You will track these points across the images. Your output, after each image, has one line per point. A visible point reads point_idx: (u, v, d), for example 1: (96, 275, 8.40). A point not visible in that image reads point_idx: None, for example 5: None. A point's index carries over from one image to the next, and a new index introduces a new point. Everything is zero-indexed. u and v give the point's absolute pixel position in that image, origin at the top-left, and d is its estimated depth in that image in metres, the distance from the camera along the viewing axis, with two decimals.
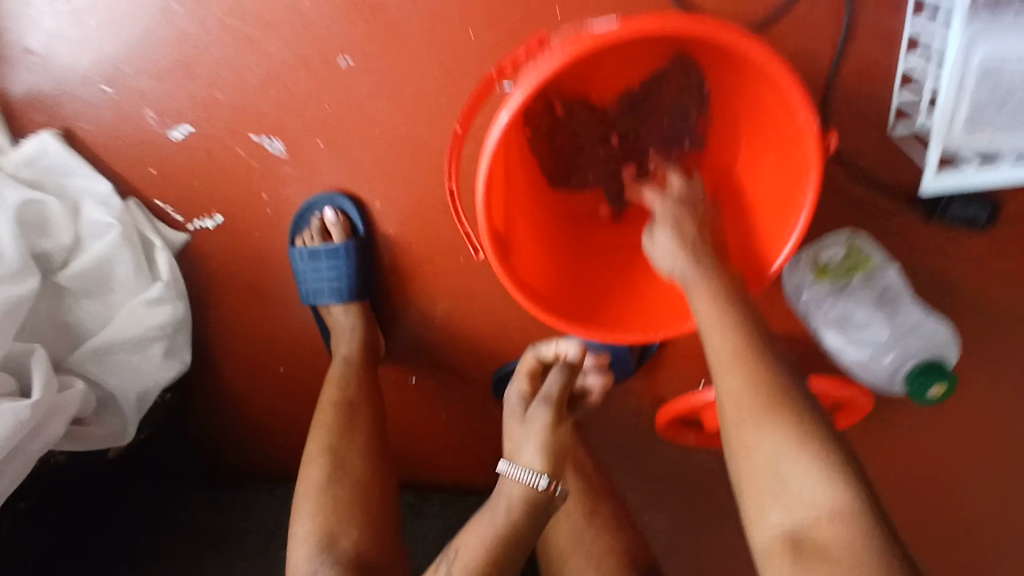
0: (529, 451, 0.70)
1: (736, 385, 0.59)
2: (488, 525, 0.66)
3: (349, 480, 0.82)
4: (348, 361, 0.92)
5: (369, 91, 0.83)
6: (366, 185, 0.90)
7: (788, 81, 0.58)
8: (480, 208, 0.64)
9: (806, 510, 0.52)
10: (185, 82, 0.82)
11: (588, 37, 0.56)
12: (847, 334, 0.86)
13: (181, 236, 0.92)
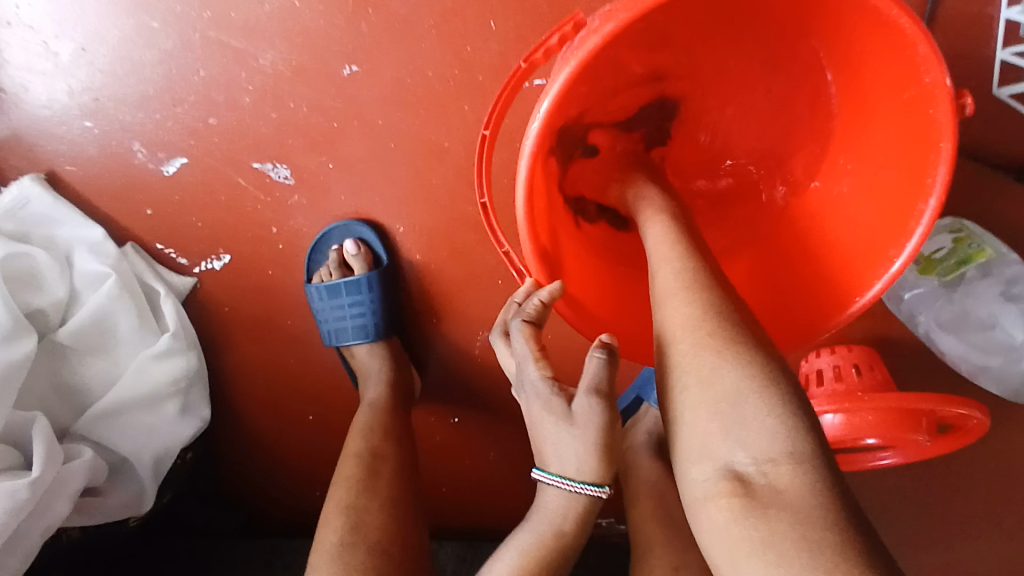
0: (576, 454, 0.54)
1: (685, 313, 0.49)
2: (524, 543, 0.57)
3: (367, 543, 0.61)
4: (375, 405, 0.77)
5: (376, 100, 0.73)
6: (384, 207, 0.79)
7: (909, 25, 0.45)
8: (521, 225, 0.52)
9: (760, 450, 0.41)
10: (173, 109, 0.74)
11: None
12: (967, 339, 0.73)
13: (187, 280, 0.83)
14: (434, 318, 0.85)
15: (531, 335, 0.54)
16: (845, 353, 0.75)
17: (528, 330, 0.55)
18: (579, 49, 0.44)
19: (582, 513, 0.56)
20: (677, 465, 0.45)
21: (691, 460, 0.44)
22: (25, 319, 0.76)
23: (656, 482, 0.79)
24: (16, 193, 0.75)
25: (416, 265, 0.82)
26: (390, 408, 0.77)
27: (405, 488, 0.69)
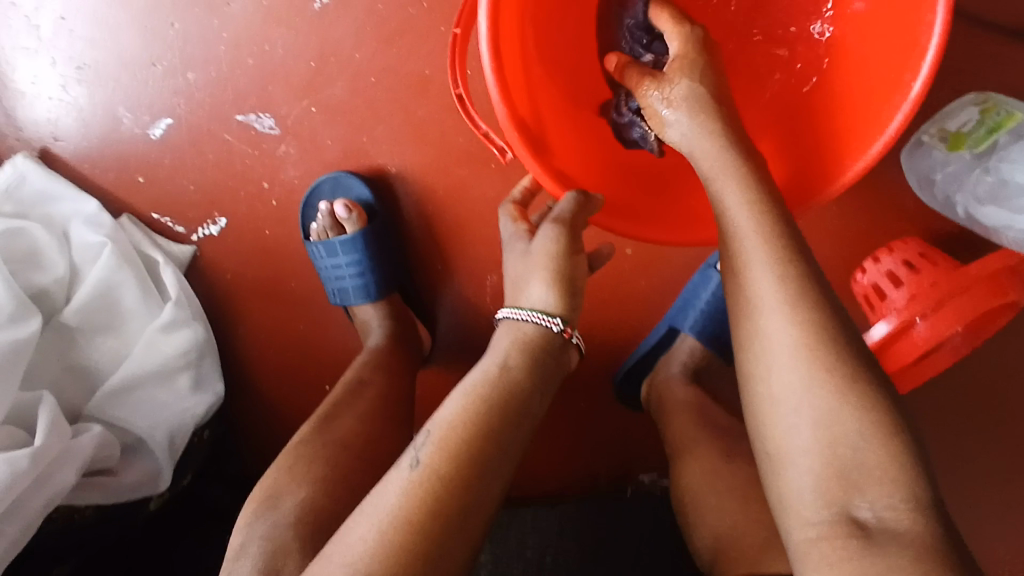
0: (536, 288, 0.59)
1: (778, 308, 0.45)
2: (468, 391, 0.54)
3: (324, 436, 0.63)
4: (373, 353, 0.75)
5: (350, 34, 0.72)
6: (373, 149, 0.76)
7: None
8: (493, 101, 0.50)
9: (877, 500, 0.40)
10: (154, 69, 0.74)
11: None
12: (1010, 205, 0.65)
13: (186, 248, 0.81)
14: (439, 266, 0.81)
15: (562, 224, 0.57)
16: (903, 249, 0.69)
17: (558, 219, 0.57)
18: None
19: (537, 355, 0.57)
20: (769, 478, 0.45)
21: (790, 486, 0.43)
22: (28, 300, 0.75)
23: (688, 398, 0.76)
24: (10, 169, 0.75)
25: (414, 207, 0.79)
26: (388, 355, 0.75)
27: (392, 412, 0.69)
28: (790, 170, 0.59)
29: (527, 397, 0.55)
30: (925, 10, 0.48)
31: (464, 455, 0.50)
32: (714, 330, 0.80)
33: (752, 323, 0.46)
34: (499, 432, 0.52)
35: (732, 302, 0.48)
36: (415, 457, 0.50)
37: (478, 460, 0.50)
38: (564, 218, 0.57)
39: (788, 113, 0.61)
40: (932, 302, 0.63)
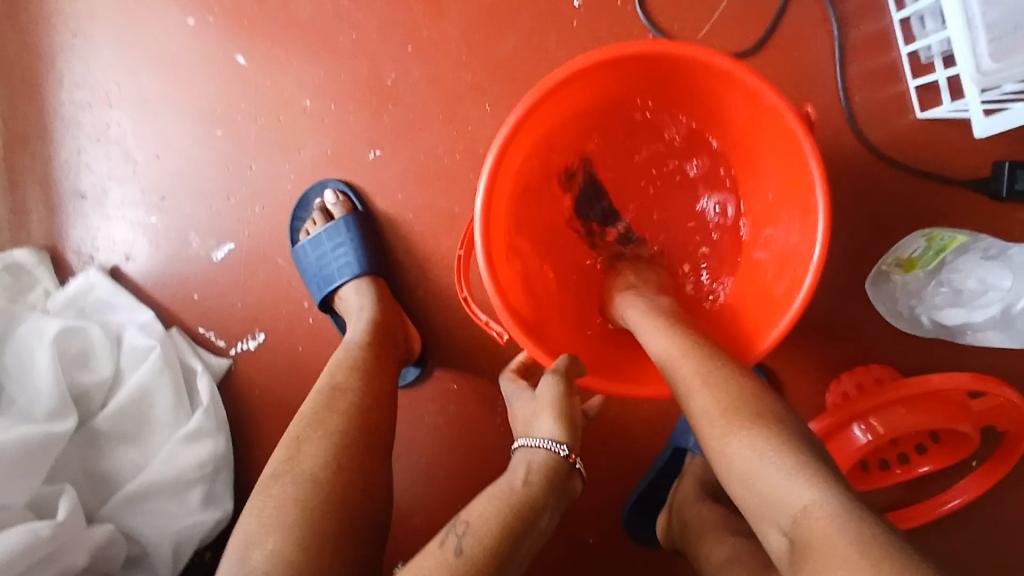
0: (542, 424, 0.62)
1: (680, 392, 0.54)
2: (496, 497, 0.56)
3: (294, 475, 0.57)
4: (352, 351, 0.70)
5: (397, 178, 0.85)
6: (406, 273, 0.87)
7: (736, 68, 0.59)
8: (487, 285, 0.60)
9: (796, 510, 0.43)
10: (224, 204, 0.87)
11: (540, 88, 0.60)
12: (966, 305, 0.78)
13: (224, 361, 0.88)
14: (456, 385, 0.86)
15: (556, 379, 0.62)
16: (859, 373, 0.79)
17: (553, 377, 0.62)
18: (496, 141, 0.60)
19: (551, 474, 0.59)
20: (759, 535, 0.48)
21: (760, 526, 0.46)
22: (69, 399, 0.79)
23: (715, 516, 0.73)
24: (83, 279, 0.85)
25: (437, 328, 0.87)
26: (371, 355, 0.70)
27: (367, 432, 0.62)
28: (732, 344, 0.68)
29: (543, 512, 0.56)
30: (808, 199, 0.61)
31: (497, 558, 0.51)
32: None
33: (680, 401, 0.54)
34: (518, 537, 0.53)
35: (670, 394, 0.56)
36: (455, 546, 0.51)
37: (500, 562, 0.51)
38: (560, 369, 0.62)
39: (736, 304, 0.72)
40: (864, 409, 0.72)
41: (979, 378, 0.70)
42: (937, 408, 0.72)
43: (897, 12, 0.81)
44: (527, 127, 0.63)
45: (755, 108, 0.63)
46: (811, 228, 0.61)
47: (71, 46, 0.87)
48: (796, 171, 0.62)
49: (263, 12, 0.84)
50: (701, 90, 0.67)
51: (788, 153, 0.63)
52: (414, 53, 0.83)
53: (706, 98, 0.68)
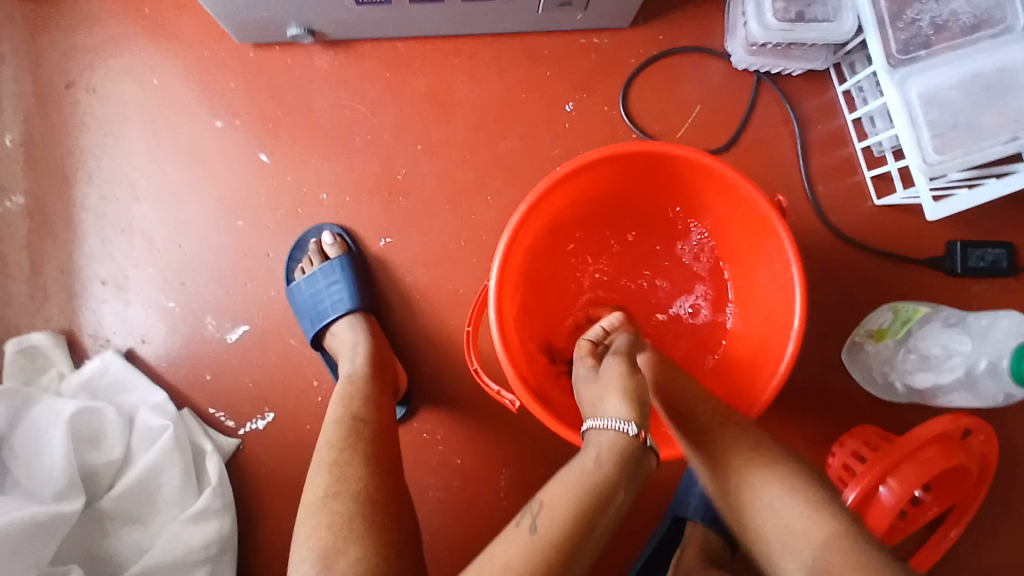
0: (608, 398, 0.56)
1: (695, 438, 0.63)
2: (576, 472, 0.51)
3: (350, 494, 0.58)
4: (357, 382, 0.73)
5: (406, 263, 0.92)
6: (413, 352, 0.92)
7: (718, 165, 0.67)
8: (501, 357, 0.65)
9: (818, 539, 0.52)
10: (240, 288, 0.91)
11: (546, 181, 0.67)
12: (936, 370, 0.83)
13: (232, 441, 0.90)
14: (459, 460, 0.90)
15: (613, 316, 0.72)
16: (862, 433, 0.84)
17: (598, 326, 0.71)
18: (507, 227, 0.67)
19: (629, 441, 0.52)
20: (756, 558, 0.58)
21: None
22: (78, 479, 0.80)
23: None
24: (98, 361, 0.88)
25: (441, 404, 0.91)
26: (376, 385, 0.74)
27: (392, 457, 0.65)
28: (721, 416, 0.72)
29: (621, 490, 0.50)
30: (786, 277, 0.68)
31: (571, 537, 0.46)
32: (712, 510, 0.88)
33: (733, 490, 0.59)
34: (597, 517, 0.48)
35: (713, 484, 0.62)
36: (531, 525, 0.48)
37: (575, 541, 0.46)
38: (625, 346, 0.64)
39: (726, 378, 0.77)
40: (881, 468, 0.74)
41: (954, 415, 0.77)
42: (938, 448, 0.76)
43: (850, 115, 0.92)
44: (534, 215, 0.70)
45: (733, 199, 0.71)
46: (790, 300, 0.68)
47: (99, 142, 0.93)
48: (774, 255, 0.70)
49: (286, 115, 0.92)
50: (688, 184, 0.75)
51: (765, 238, 0.70)
52: (423, 151, 0.92)
53: (690, 191, 0.76)
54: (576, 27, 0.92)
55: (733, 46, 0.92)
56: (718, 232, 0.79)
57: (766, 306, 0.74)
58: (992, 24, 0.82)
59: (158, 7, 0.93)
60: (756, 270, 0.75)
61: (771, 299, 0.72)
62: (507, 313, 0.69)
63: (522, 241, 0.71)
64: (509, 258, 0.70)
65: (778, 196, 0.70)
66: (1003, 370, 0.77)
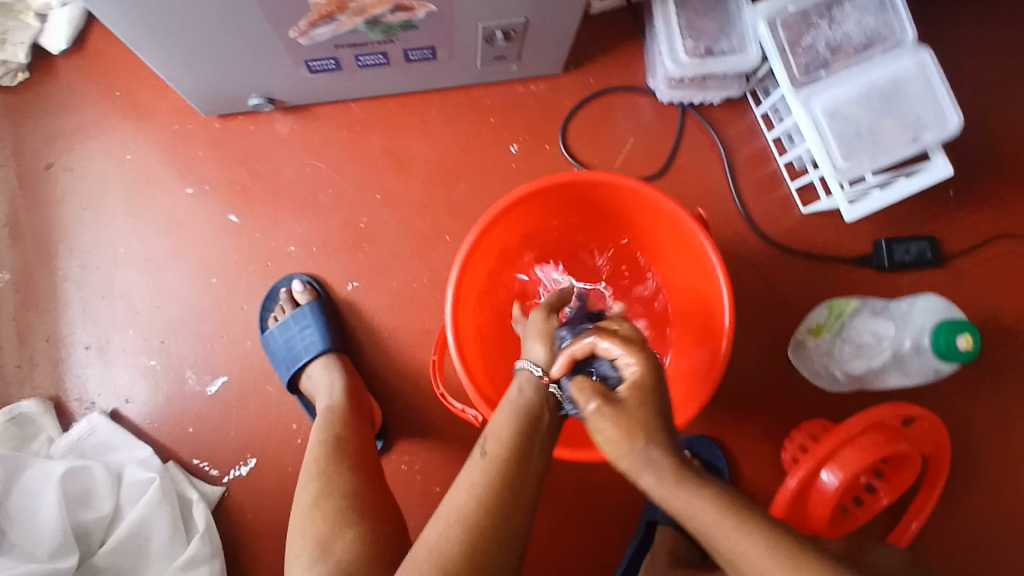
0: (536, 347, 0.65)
1: (697, 513, 0.50)
2: (514, 405, 0.58)
3: (338, 496, 0.67)
4: (335, 410, 0.82)
5: (374, 304, 0.97)
6: (387, 388, 0.96)
7: (641, 186, 0.74)
8: (461, 376, 0.71)
9: None
10: (218, 342, 0.96)
11: (488, 213, 0.74)
12: (869, 356, 0.90)
13: (217, 489, 0.93)
14: (437, 488, 0.94)
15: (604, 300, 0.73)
16: (810, 426, 0.91)
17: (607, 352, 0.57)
18: (455, 258, 0.73)
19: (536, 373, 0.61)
20: None
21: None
22: (72, 536, 0.83)
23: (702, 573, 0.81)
24: (86, 423, 0.92)
25: (417, 436, 0.95)
26: (351, 411, 0.82)
27: (373, 468, 0.74)
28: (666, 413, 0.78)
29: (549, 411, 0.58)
30: (713, 281, 0.75)
31: (519, 454, 0.53)
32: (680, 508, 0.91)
33: (705, 537, 0.51)
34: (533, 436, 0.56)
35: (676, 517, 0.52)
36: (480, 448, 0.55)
37: (524, 459, 0.54)
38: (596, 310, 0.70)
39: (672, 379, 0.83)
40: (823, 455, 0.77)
41: (893, 404, 0.81)
42: (879, 434, 0.79)
43: (768, 135, 1.01)
44: (480, 246, 0.77)
45: (660, 216, 0.78)
46: (719, 301, 0.74)
47: (78, 218, 0.99)
48: (701, 262, 0.77)
49: (252, 178, 0.99)
50: (619, 206, 0.82)
51: (691, 248, 0.77)
52: (383, 201, 0.99)
53: (622, 213, 0.83)
54: (513, 78, 1.01)
55: (655, 83, 1.01)
56: (652, 248, 0.86)
57: (699, 309, 0.80)
58: (882, 40, 0.91)
59: (127, 90, 1.01)
60: (688, 278, 0.82)
61: (703, 303, 0.79)
62: (463, 337, 0.74)
63: (473, 271, 0.77)
64: (461, 287, 0.75)
65: (698, 210, 0.77)
66: (926, 345, 0.85)
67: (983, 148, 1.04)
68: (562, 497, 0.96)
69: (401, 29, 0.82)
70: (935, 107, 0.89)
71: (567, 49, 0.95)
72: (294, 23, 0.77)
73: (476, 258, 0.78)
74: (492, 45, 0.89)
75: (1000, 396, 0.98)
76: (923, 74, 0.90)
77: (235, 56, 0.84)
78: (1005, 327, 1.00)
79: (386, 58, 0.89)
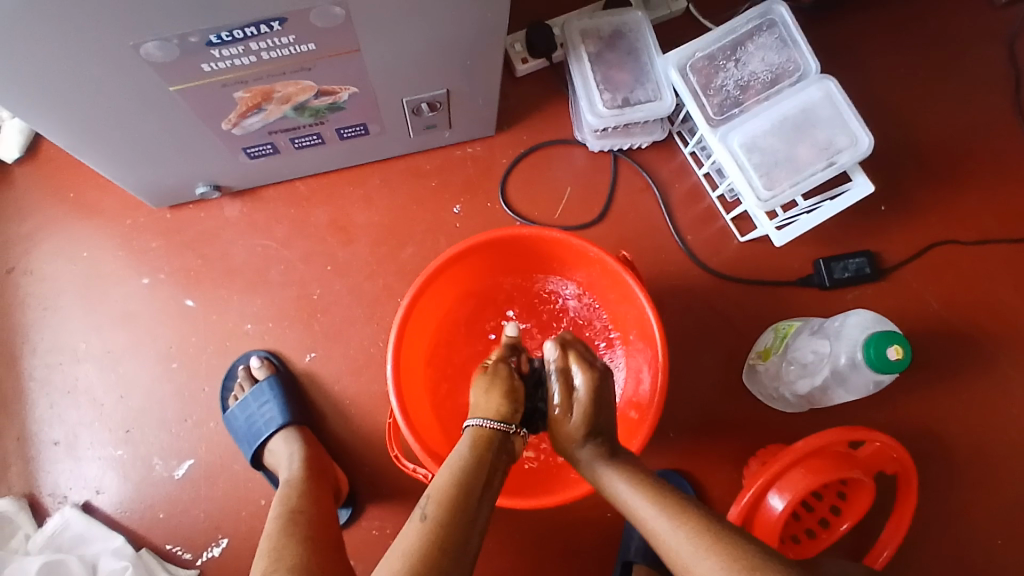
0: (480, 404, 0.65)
1: (628, 497, 0.60)
2: (452, 464, 0.58)
3: (289, 564, 0.67)
4: (293, 482, 0.84)
5: (333, 372, 1.00)
6: (353, 454, 0.98)
7: (564, 235, 0.78)
8: (408, 437, 0.73)
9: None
10: (184, 425, 0.98)
11: (419, 277, 0.77)
12: (813, 376, 0.91)
13: (191, 572, 0.93)
14: None
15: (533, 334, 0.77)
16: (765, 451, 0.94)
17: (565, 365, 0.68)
18: (393, 323, 0.76)
19: (502, 412, 0.63)
20: None
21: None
22: None
23: None
24: (59, 519, 0.94)
25: (386, 499, 0.97)
26: (309, 481, 0.84)
27: (330, 535, 0.76)
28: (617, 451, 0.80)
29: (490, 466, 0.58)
30: (645, 317, 0.78)
31: (460, 513, 0.53)
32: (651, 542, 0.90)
33: (636, 520, 0.59)
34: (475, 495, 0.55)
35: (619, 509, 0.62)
36: (421, 511, 0.53)
37: (464, 520, 0.53)
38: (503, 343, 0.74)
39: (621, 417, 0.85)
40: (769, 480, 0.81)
41: (844, 429, 0.81)
42: (827, 459, 0.81)
43: (698, 172, 1.05)
44: (417, 308, 0.80)
45: (588, 259, 0.82)
46: (653, 337, 0.77)
47: (39, 316, 1.02)
48: (632, 301, 0.80)
49: (207, 262, 1.03)
50: (550, 254, 0.85)
51: (622, 288, 0.81)
52: (334, 272, 1.02)
53: (555, 260, 0.87)
54: (448, 143, 1.06)
55: (583, 134, 1.06)
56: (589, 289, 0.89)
57: (638, 345, 0.83)
58: (788, 74, 0.97)
59: (81, 190, 1.05)
60: (625, 316, 0.85)
61: (640, 339, 0.82)
62: (408, 398, 0.77)
63: (412, 332, 0.80)
64: (402, 348, 0.78)
65: (623, 251, 0.81)
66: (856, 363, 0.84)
67: (903, 161, 1.08)
68: (538, 545, 0.96)
69: (329, 110, 0.86)
70: (846, 131, 0.94)
71: (494, 111, 0.99)
72: (224, 116, 0.81)
73: (416, 319, 0.81)
74: (420, 116, 0.94)
75: (954, 398, 1.00)
76: (829, 101, 0.95)
77: (174, 152, 0.89)
78: (949, 331, 1.02)
79: (321, 138, 0.94)
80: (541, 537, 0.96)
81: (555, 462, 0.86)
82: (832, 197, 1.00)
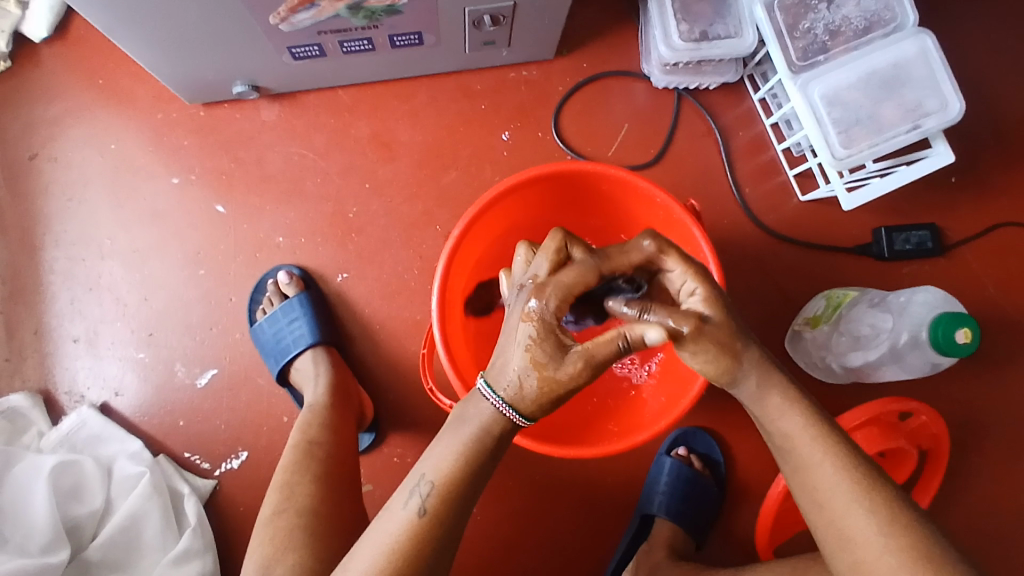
0: (520, 384, 0.55)
1: (773, 405, 0.60)
2: (462, 441, 0.56)
3: (295, 509, 0.70)
4: (315, 409, 0.82)
5: (365, 295, 0.96)
6: (379, 380, 0.96)
7: (632, 176, 0.73)
8: (449, 372, 0.69)
9: (879, 527, 0.54)
10: (207, 334, 0.96)
11: (473, 206, 0.73)
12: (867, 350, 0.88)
13: (209, 481, 0.93)
14: None
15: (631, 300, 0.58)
16: None
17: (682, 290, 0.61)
18: (443, 254, 0.72)
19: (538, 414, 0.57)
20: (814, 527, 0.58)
21: (837, 556, 0.56)
22: (63, 532, 0.82)
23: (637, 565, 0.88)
24: (75, 417, 0.92)
25: (409, 427, 0.95)
26: (330, 406, 0.82)
27: (344, 476, 0.76)
28: (655, 411, 0.78)
29: (495, 445, 0.57)
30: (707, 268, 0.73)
31: (456, 515, 0.55)
32: (676, 498, 0.91)
33: (768, 425, 0.60)
34: (473, 480, 0.56)
35: (765, 426, 0.61)
36: (419, 504, 0.54)
37: (459, 515, 0.55)
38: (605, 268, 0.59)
39: (664, 373, 0.82)
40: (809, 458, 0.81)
41: (888, 399, 0.80)
42: (873, 429, 0.82)
43: (766, 121, 0.98)
44: (467, 238, 0.76)
45: (652, 204, 0.77)
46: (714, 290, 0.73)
47: (63, 207, 0.98)
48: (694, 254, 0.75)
49: (240, 166, 0.98)
50: (609, 194, 0.80)
51: (686, 239, 0.76)
52: (372, 190, 0.97)
53: (612, 200, 0.82)
54: (503, 63, 0.98)
55: (649, 67, 0.98)
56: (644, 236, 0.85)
57: None
58: (883, 24, 0.89)
59: (111, 77, 0.99)
60: None
61: None
62: (450, 329, 0.73)
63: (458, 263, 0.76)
64: (449, 279, 0.74)
65: (691, 201, 0.76)
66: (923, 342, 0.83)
67: (986, 131, 1.01)
68: (561, 489, 0.95)
69: (385, 13, 0.79)
70: (937, 92, 0.86)
71: (559, 32, 0.92)
72: (273, 9, 0.75)
73: (464, 248, 0.77)
74: (480, 30, 0.87)
75: (1004, 385, 0.96)
76: (923, 60, 0.87)
77: (215, 45, 0.82)
78: (1011, 316, 0.97)
79: (372, 44, 0.87)
80: (562, 480, 0.95)
81: (587, 413, 0.84)
82: (908, 163, 0.93)
